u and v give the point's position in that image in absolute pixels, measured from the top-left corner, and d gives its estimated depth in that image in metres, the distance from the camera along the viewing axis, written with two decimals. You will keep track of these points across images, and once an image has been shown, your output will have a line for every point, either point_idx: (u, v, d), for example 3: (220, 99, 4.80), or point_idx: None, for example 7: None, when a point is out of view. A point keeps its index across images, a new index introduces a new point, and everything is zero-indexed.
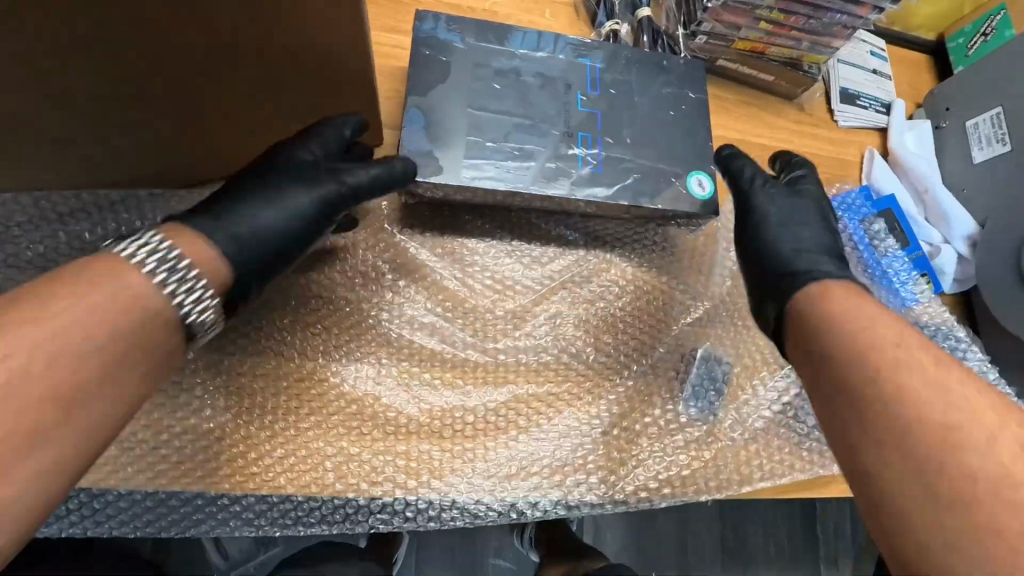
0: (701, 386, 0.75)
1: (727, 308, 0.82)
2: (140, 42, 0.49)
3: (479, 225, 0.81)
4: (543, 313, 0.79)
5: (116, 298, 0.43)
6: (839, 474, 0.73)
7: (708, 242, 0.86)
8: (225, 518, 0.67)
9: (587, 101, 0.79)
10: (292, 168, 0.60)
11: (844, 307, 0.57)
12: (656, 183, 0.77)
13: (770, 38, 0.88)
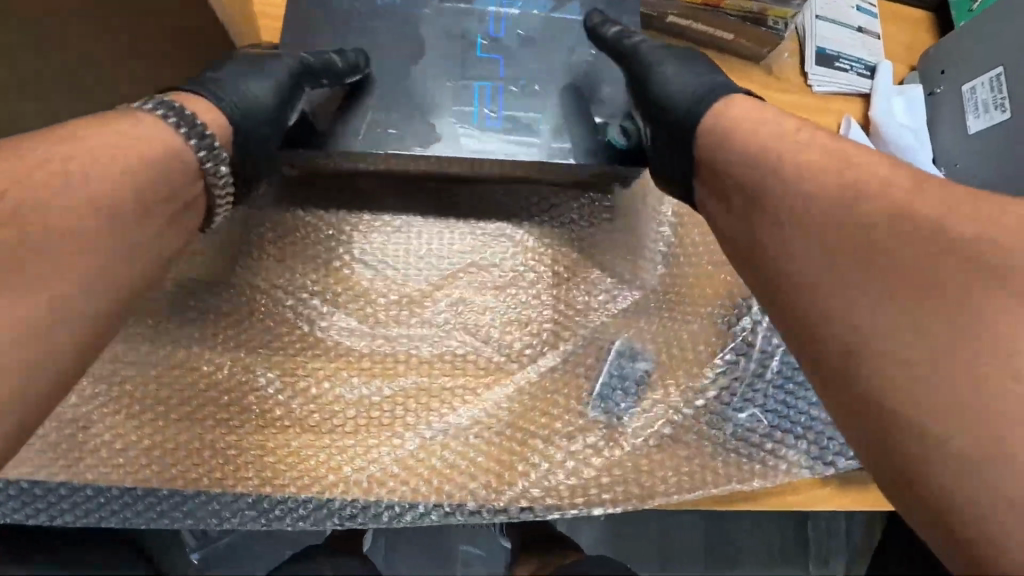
0: (611, 384, 0.67)
1: (657, 297, 0.72)
2: None
3: (383, 201, 0.75)
4: (445, 299, 0.72)
5: (137, 138, 0.47)
6: (761, 490, 0.63)
7: (639, 223, 0.76)
8: (90, 508, 0.63)
9: (487, 46, 0.69)
10: (253, 57, 0.59)
11: (753, 120, 0.53)
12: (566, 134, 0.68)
13: None
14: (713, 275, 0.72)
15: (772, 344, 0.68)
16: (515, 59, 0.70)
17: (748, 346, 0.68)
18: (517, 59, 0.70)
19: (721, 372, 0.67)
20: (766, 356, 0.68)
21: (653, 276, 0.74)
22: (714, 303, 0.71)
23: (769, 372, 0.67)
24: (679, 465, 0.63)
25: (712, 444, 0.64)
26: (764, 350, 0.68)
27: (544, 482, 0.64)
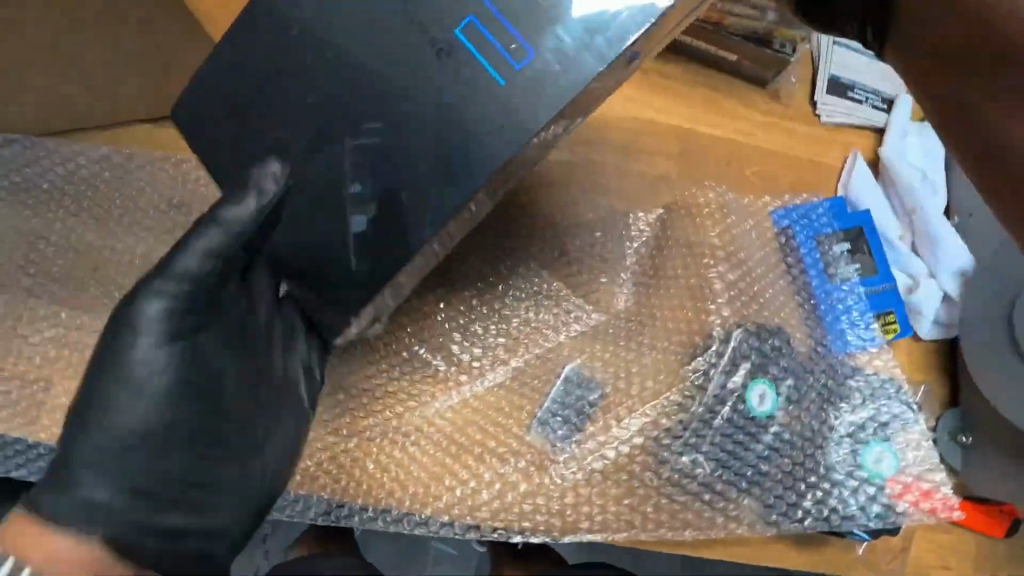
0: (556, 408, 0.66)
1: (619, 322, 0.70)
2: None
3: (442, 301, 0.70)
4: (428, 327, 0.70)
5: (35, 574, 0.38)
6: (693, 537, 0.61)
7: (611, 243, 0.73)
8: (14, 462, 0.62)
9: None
10: (128, 298, 0.42)
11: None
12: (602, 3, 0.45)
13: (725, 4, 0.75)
14: (681, 307, 0.69)
15: (727, 388, 0.64)
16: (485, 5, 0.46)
17: (700, 388, 0.65)
18: None
19: (670, 410, 0.64)
20: (719, 401, 0.64)
21: (617, 301, 0.71)
22: (675, 337, 0.68)
23: (720, 418, 0.64)
24: (607, 505, 0.62)
25: (647, 485, 0.62)
26: (716, 394, 0.64)
27: (472, 501, 0.62)
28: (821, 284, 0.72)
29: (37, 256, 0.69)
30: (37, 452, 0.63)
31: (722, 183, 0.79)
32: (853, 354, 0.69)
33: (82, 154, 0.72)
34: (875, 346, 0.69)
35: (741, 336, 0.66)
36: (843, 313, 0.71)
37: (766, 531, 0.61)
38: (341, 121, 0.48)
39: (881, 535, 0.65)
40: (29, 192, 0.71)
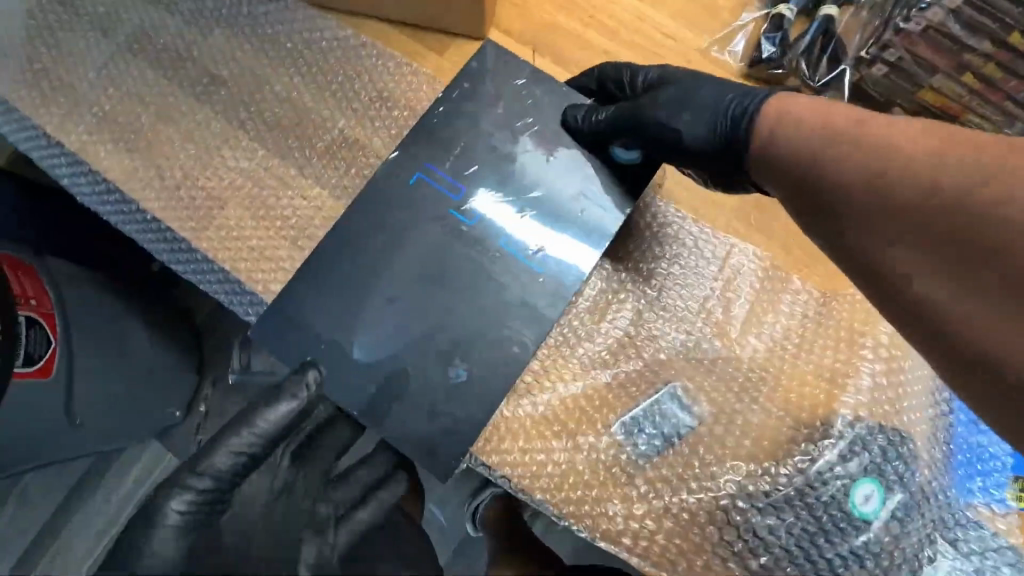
0: (648, 421, 0.64)
1: (741, 366, 0.66)
2: None
3: (600, 304, 0.69)
4: (578, 322, 0.68)
5: None
6: None
7: (761, 289, 0.70)
8: (178, 256, 0.74)
9: (468, 181, 0.66)
10: (209, 442, 0.64)
11: (781, 105, 0.58)
12: (588, 225, 0.65)
13: (970, 100, 0.70)
14: (811, 380, 0.65)
15: (833, 471, 0.60)
16: (516, 213, 0.65)
17: (802, 465, 0.60)
18: (511, 181, 0.66)
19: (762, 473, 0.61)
20: (818, 484, 0.59)
21: (745, 346, 0.68)
22: (796, 402, 0.64)
23: (813, 500, 0.59)
24: (664, 532, 0.61)
25: (713, 530, 0.60)
26: (820, 474, 0.60)
27: (536, 468, 0.63)
28: (965, 421, 0.65)
29: (259, 98, 0.79)
30: (196, 257, 0.74)
31: None
32: (972, 505, 0.62)
33: (325, 27, 0.80)
34: (1002, 507, 0.62)
35: (867, 432, 0.61)
36: (977, 461, 0.64)
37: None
38: (417, 233, 0.65)
39: None
40: (272, 44, 0.81)
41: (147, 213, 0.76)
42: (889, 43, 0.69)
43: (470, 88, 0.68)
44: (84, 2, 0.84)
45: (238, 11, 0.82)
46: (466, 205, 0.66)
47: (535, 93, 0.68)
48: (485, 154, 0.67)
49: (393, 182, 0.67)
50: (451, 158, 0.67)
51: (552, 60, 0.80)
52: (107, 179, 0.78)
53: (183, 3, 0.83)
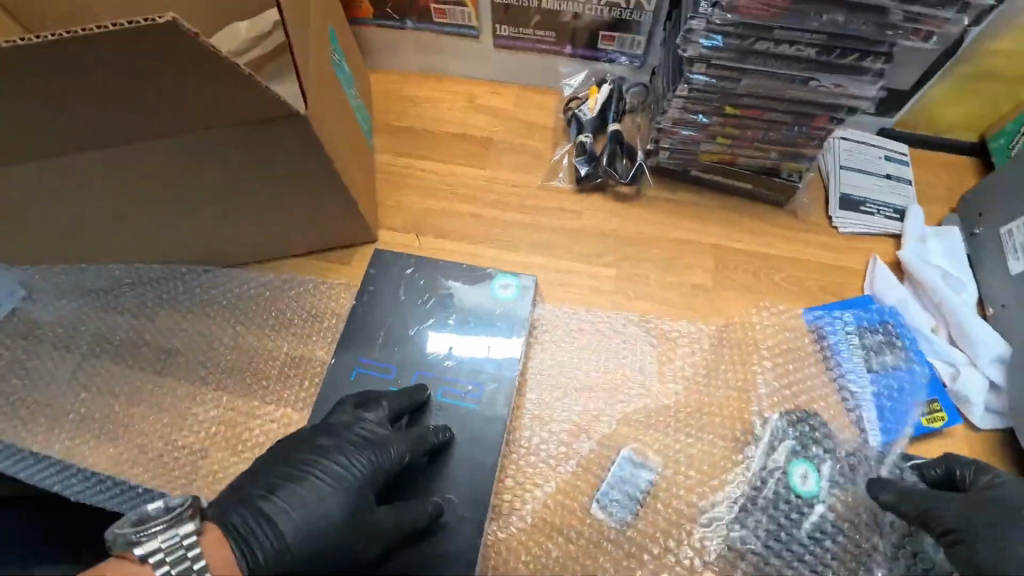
0: (619, 489, 0.73)
1: (669, 410, 0.79)
2: (153, 141, 0.74)
3: (542, 406, 0.81)
4: (530, 429, 0.79)
5: None
6: None
7: (658, 343, 0.86)
8: None
9: (397, 354, 0.80)
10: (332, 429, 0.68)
11: None
12: (502, 340, 0.81)
13: (734, 150, 0.92)
14: (722, 400, 0.80)
15: (770, 467, 0.73)
16: (446, 360, 0.79)
17: (745, 471, 0.74)
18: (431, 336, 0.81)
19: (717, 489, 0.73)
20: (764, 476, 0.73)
21: (666, 392, 0.81)
22: (720, 425, 0.77)
23: (766, 495, 0.72)
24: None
25: (704, 557, 0.70)
26: (760, 473, 0.73)
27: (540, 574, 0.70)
28: (858, 380, 0.81)
29: (212, 354, 0.93)
30: None
31: (754, 289, 0.92)
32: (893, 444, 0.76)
33: (251, 278, 0.98)
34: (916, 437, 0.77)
35: (778, 424, 0.76)
36: (882, 406, 0.79)
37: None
38: None
39: None
40: (211, 306, 0.97)
41: (137, 488, 0.84)
42: (659, 137, 0.94)
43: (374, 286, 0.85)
44: (43, 332, 0.99)
45: (179, 291, 0.99)
46: (403, 377, 0.79)
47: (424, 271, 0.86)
48: (403, 330, 0.82)
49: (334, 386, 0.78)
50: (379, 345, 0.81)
51: (434, 234, 1.00)
52: (97, 471, 0.86)
53: (127, 302, 0.99)
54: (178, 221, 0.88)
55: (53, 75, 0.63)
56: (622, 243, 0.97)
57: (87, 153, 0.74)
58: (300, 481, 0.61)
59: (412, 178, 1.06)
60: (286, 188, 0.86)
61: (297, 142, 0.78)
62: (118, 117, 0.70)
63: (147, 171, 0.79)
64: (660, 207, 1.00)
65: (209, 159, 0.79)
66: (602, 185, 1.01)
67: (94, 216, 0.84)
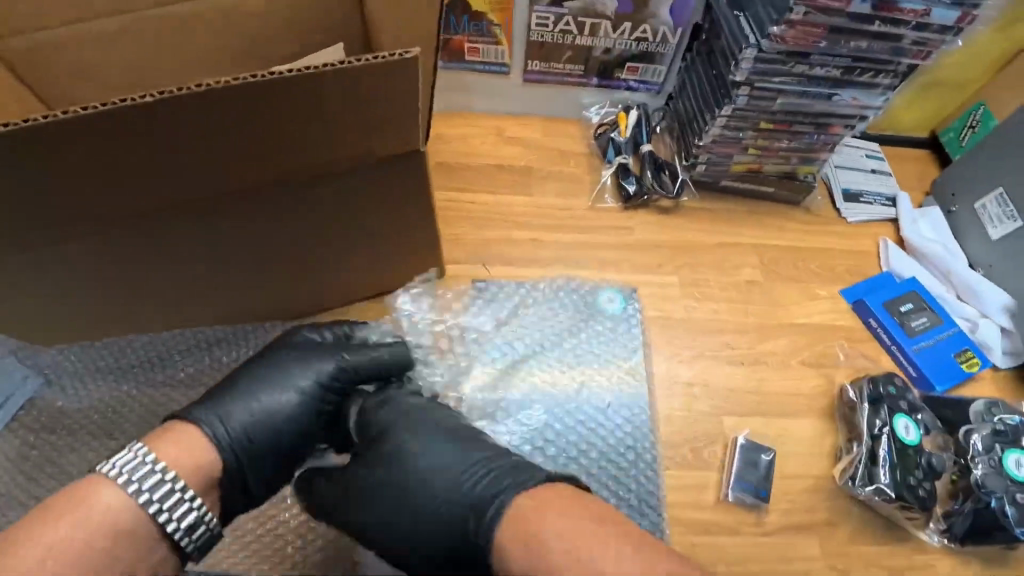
0: (744, 472, 0.83)
1: (757, 394, 0.90)
2: (248, 197, 0.72)
3: (643, 405, 0.89)
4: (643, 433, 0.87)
5: (107, 518, 0.58)
6: (849, 563, 0.79)
7: (735, 338, 0.96)
8: None
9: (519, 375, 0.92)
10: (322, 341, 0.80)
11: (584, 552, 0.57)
12: (609, 352, 0.94)
13: (760, 160, 1.04)
14: (795, 381, 0.92)
15: (878, 428, 0.80)
16: (565, 374, 0.92)
17: (860, 435, 0.81)
18: (545, 356, 0.94)
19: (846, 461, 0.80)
20: (879, 431, 0.80)
21: (749, 380, 0.91)
22: (798, 402, 0.90)
23: (885, 450, 0.79)
24: (785, 549, 0.79)
25: (804, 515, 0.81)
26: (872, 432, 0.80)
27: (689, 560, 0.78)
28: (903, 339, 0.95)
29: None
30: None
31: (796, 278, 1.03)
32: (941, 389, 0.92)
33: (319, 330, 0.96)
34: (957, 381, 0.92)
35: (880, 376, 0.84)
36: (927, 359, 0.93)
37: (931, 540, 0.80)
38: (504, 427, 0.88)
39: None
40: None
41: None
42: (698, 153, 1.04)
43: (497, 330, 0.96)
44: (74, 420, 0.90)
45: (243, 353, 0.95)
46: (541, 407, 0.90)
47: (518, 300, 0.99)
48: (536, 365, 0.93)
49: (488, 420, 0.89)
50: (517, 382, 0.92)
51: (502, 261, 1.02)
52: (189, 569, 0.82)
53: (178, 372, 0.93)
54: (251, 274, 0.86)
55: (189, 129, 0.60)
56: (675, 251, 1.05)
57: (183, 209, 0.71)
58: (271, 385, 0.73)
59: (460, 212, 1.08)
60: (374, 231, 0.85)
61: (395, 184, 0.77)
62: (228, 169, 0.67)
63: (234, 230, 0.77)
64: (700, 216, 1.09)
65: (306, 207, 0.77)
66: (646, 201, 1.09)
67: (169, 273, 0.81)
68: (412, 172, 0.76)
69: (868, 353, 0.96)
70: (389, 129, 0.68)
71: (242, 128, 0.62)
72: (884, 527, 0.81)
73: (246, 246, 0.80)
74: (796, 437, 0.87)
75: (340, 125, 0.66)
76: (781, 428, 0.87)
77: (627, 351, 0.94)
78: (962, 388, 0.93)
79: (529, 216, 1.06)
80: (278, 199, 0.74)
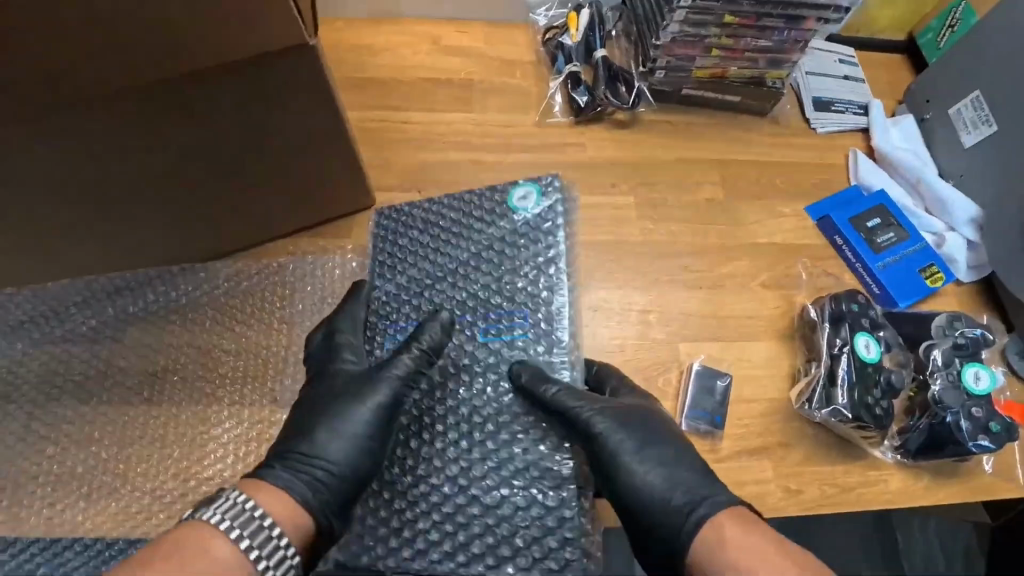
0: (699, 399, 0.78)
1: (715, 319, 0.85)
2: (95, 110, 0.58)
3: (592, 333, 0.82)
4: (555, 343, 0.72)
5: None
6: (803, 485, 0.76)
7: (694, 260, 0.89)
8: None
9: None
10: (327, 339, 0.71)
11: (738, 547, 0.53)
12: None
13: (726, 62, 0.93)
14: (755, 304, 0.86)
15: (837, 346, 0.76)
16: None
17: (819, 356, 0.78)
18: None
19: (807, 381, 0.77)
20: (837, 351, 0.76)
21: (707, 305, 0.86)
22: (757, 325, 0.85)
23: (844, 369, 0.75)
24: (740, 476, 0.76)
25: (760, 440, 0.78)
26: (831, 351, 0.76)
27: None
28: (867, 254, 0.90)
29: (211, 364, 0.81)
30: None
31: (760, 195, 0.96)
32: (901, 304, 0.88)
33: (236, 270, 0.85)
34: (918, 295, 0.88)
35: (843, 293, 0.79)
36: (890, 274, 0.89)
37: (885, 456, 0.78)
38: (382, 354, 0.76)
39: (991, 442, 0.74)
40: (194, 313, 0.84)
41: None
42: (657, 56, 0.92)
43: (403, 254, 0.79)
44: None
45: (146, 301, 0.83)
46: None
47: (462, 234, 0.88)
48: None
49: (383, 349, 0.74)
50: None
51: (440, 188, 0.91)
52: (103, 536, 0.73)
53: (82, 325, 0.82)
54: (136, 211, 0.73)
55: (30, 20, 0.47)
56: (631, 169, 0.95)
57: (23, 128, 0.57)
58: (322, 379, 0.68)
59: (392, 132, 0.95)
60: (276, 151, 0.72)
61: (286, 89, 0.64)
62: (56, 69, 0.52)
63: (90, 154, 0.63)
64: (659, 129, 0.98)
65: (191, 125, 0.64)
66: (600, 114, 0.98)
67: (29, 213, 0.67)
68: (308, 75, 0.63)
69: (832, 272, 0.90)
70: (272, 19, 0.54)
71: (91, 29, 0.49)
72: (839, 447, 0.78)
73: (113, 175, 0.67)
74: (754, 361, 0.82)
75: (238, 27, 0.54)
76: (740, 353, 0.82)
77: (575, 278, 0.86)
78: (925, 303, 0.89)
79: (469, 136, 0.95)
80: (150, 115, 0.61)
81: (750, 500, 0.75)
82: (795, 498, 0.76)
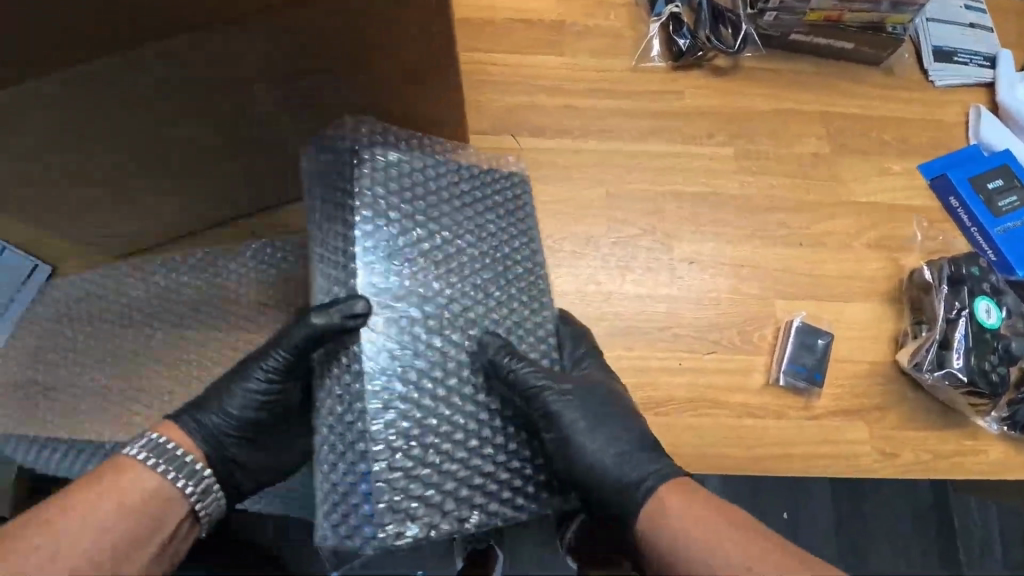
0: (795, 356, 0.77)
1: (814, 277, 0.82)
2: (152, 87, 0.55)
3: (686, 286, 0.81)
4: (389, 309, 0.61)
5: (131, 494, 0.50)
6: (901, 449, 0.75)
7: (794, 216, 0.85)
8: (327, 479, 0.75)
9: None
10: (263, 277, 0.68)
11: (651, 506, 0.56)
12: (648, 232, 0.83)
13: (845, 5, 0.84)
14: (859, 263, 0.83)
15: (954, 310, 0.73)
16: None
17: (931, 319, 0.74)
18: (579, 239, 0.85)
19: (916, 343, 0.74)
20: (955, 315, 0.73)
21: (806, 262, 0.83)
22: (860, 285, 0.82)
23: (960, 334, 0.72)
24: (832, 435, 0.75)
25: (857, 401, 0.76)
26: (947, 316, 0.73)
27: (732, 442, 0.75)
28: (985, 216, 0.84)
29: None
30: None
31: (866, 151, 0.90)
32: (1014, 272, 0.83)
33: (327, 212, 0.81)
34: None
35: (963, 256, 0.76)
36: (1007, 240, 0.83)
37: (989, 427, 0.76)
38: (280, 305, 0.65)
39: None
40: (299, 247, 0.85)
41: None
42: None
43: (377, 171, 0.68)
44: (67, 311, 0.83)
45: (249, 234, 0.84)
46: None
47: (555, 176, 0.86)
48: None
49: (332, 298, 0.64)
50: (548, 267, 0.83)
51: (530, 130, 0.88)
52: None
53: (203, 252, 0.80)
54: (159, 175, 0.70)
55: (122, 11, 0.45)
56: (729, 119, 0.91)
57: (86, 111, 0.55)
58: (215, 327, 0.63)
59: (480, 73, 0.91)
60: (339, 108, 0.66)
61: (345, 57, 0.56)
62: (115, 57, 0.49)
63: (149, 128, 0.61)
64: (761, 77, 0.93)
65: (189, 89, 0.57)
66: (699, 60, 0.93)
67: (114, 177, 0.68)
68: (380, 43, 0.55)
69: (943, 235, 0.86)
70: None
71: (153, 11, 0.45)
72: (941, 413, 0.76)
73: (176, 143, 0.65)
74: (854, 322, 0.79)
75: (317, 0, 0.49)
76: (840, 313, 0.80)
77: (669, 229, 0.84)
78: None
79: (560, 81, 0.92)
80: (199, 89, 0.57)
81: (842, 459, 0.75)
82: (890, 461, 0.75)
